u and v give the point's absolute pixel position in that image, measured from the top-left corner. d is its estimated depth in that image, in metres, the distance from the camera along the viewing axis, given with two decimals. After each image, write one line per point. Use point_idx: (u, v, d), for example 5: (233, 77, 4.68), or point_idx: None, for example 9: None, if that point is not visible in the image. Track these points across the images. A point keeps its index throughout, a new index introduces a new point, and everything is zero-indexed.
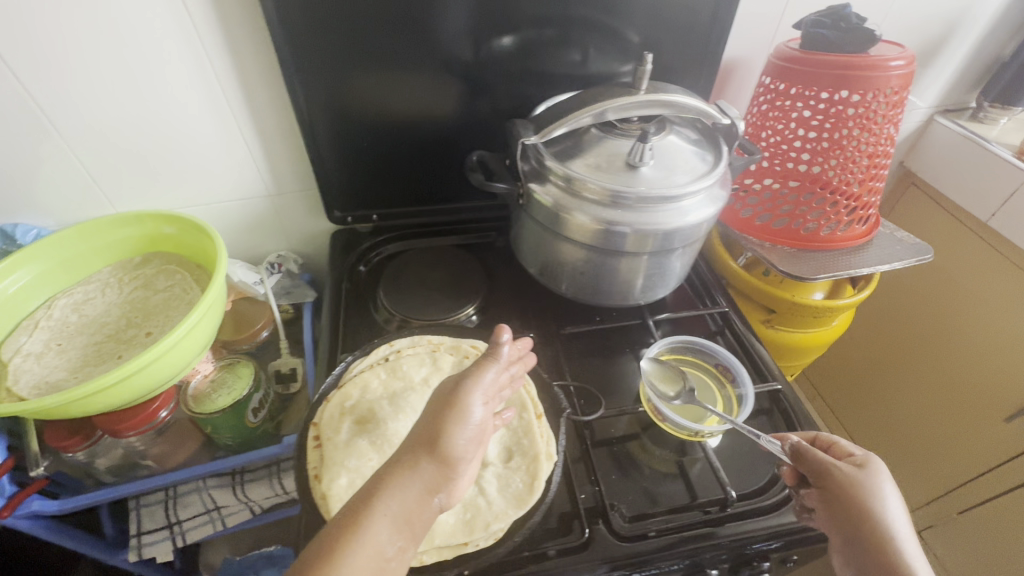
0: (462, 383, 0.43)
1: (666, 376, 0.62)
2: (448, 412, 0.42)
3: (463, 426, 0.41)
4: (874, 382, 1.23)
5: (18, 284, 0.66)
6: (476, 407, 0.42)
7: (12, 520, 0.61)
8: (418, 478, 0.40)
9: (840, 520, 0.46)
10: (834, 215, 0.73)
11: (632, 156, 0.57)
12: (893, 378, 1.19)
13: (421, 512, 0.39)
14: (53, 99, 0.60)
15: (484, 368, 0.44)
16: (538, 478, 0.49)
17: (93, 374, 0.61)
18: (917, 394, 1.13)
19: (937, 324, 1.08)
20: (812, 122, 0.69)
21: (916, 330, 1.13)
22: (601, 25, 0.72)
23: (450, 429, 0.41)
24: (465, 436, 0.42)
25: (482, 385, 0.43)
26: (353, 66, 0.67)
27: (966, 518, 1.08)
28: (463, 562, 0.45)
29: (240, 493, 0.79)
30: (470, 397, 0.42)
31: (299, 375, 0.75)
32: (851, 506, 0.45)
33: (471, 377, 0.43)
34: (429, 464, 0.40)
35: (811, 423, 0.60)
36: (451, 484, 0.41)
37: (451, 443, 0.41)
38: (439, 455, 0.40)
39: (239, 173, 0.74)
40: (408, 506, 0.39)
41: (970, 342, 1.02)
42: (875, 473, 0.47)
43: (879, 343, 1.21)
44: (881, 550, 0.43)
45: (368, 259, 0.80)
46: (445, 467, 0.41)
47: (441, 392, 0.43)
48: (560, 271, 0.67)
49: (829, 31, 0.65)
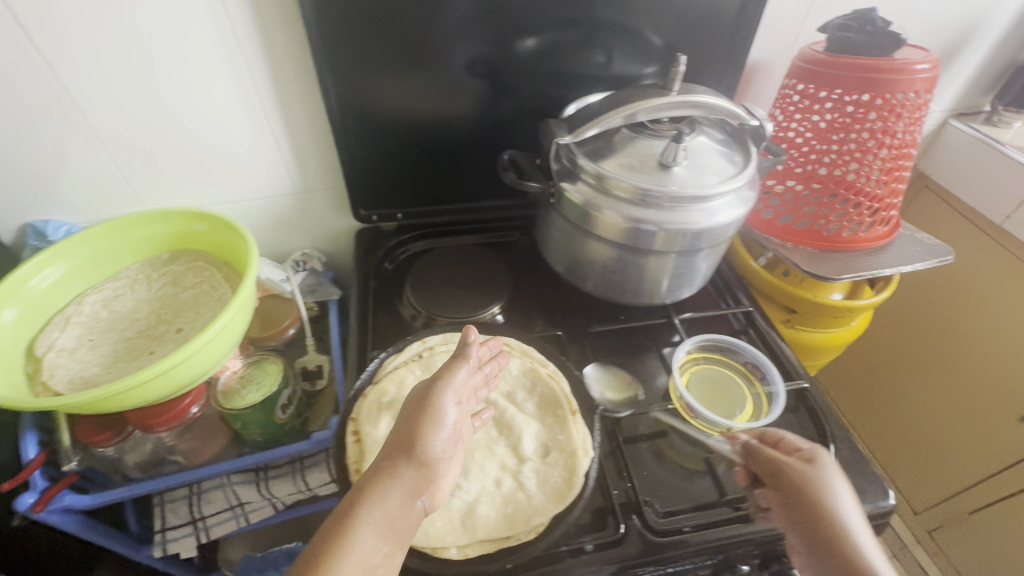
0: (434, 385, 0.47)
1: (616, 385, 0.64)
2: (422, 417, 0.46)
3: (438, 427, 0.46)
4: (882, 384, 1.25)
5: (50, 279, 0.66)
6: (448, 407, 0.47)
7: (46, 515, 0.61)
8: (400, 483, 0.43)
9: (797, 519, 0.46)
10: (857, 216, 0.73)
11: (665, 156, 0.58)
12: (902, 382, 1.20)
13: (406, 516, 0.42)
14: (90, 95, 0.61)
15: (455, 367, 0.48)
16: (576, 473, 0.50)
17: (126, 370, 0.61)
18: (927, 397, 1.15)
19: (944, 326, 1.10)
20: (837, 124, 0.69)
21: (924, 332, 1.14)
22: (626, 26, 0.72)
23: (427, 433, 0.45)
24: (441, 438, 0.46)
25: (453, 387, 0.48)
26: (383, 66, 0.68)
27: (976, 519, 1.10)
28: (506, 556, 0.45)
29: (263, 489, 0.80)
30: (442, 398, 0.47)
31: (326, 372, 0.76)
32: (805, 502, 0.46)
33: (443, 378, 0.48)
34: (408, 467, 0.44)
35: (837, 421, 0.61)
36: (433, 485, 0.45)
37: (428, 445, 0.45)
38: (416, 458, 0.44)
39: (266, 171, 0.74)
40: (391, 512, 0.42)
41: (980, 343, 1.04)
42: (823, 466, 0.48)
43: (889, 348, 1.22)
44: (841, 545, 0.43)
45: (394, 256, 0.82)
46: (424, 468, 0.45)
47: (417, 396, 0.48)
48: (588, 270, 0.68)
49: (855, 34, 0.66)
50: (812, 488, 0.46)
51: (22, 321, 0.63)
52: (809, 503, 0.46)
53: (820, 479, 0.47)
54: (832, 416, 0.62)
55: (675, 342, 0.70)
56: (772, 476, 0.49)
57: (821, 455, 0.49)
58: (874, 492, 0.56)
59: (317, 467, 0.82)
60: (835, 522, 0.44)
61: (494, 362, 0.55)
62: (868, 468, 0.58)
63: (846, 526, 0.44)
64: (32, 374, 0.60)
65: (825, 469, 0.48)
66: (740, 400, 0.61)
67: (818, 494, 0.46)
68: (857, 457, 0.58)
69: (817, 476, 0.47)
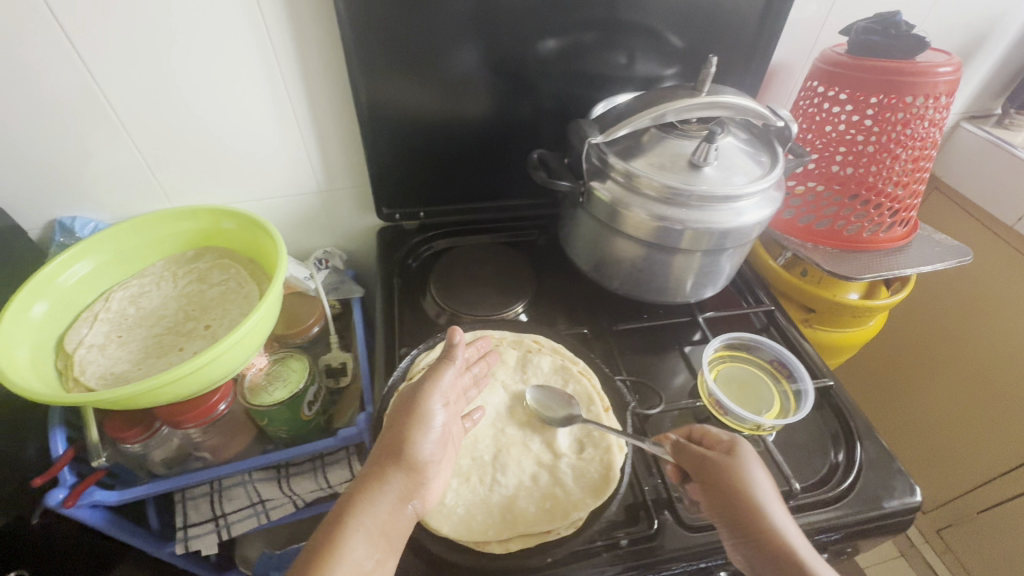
0: (421, 390, 0.50)
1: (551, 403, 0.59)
2: (412, 421, 0.48)
3: (426, 430, 0.48)
4: (887, 387, 1.26)
5: (79, 275, 0.66)
6: (436, 411, 0.50)
7: (73, 510, 0.61)
8: (390, 489, 0.45)
9: (729, 514, 0.45)
10: (877, 217, 0.74)
11: (696, 156, 0.59)
12: (911, 384, 1.20)
13: (396, 520, 0.45)
14: (121, 91, 0.61)
15: (443, 369, 0.51)
16: (612, 468, 0.53)
17: (157, 366, 0.61)
18: (937, 399, 1.15)
19: (949, 326, 1.11)
20: (860, 126, 0.70)
21: (927, 334, 1.16)
22: (649, 28, 0.73)
23: (415, 437, 0.48)
24: (429, 441, 0.48)
25: (440, 390, 0.50)
26: (408, 65, 0.68)
27: (985, 518, 1.11)
28: (547, 549, 0.47)
29: (285, 486, 0.80)
30: (430, 401, 0.49)
31: (350, 369, 0.77)
32: (734, 493, 0.46)
33: (430, 383, 0.50)
34: (397, 473, 0.46)
35: (862, 418, 0.62)
36: (423, 489, 0.47)
37: (417, 450, 0.47)
38: (406, 463, 0.46)
39: (291, 169, 0.75)
40: (382, 518, 0.44)
41: (987, 343, 1.05)
42: (744, 455, 0.48)
43: (897, 349, 1.22)
44: (774, 541, 0.43)
45: (417, 254, 0.82)
46: (413, 473, 0.47)
47: (403, 401, 0.50)
48: (614, 268, 0.68)
49: (880, 37, 0.67)
50: (740, 481, 0.46)
51: (52, 316, 0.63)
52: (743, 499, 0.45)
53: (743, 469, 0.47)
54: (857, 412, 0.63)
55: (696, 340, 0.72)
56: (700, 469, 0.48)
57: (741, 444, 0.49)
58: (901, 488, 0.56)
59: (338, 464, 0.82)
60: (761, 511, 0.44)
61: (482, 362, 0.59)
62: (894, 465, 0.58)
63: (770, 514, 0.44)
64: (63, 370, 0.60)
65: (745, 457, 0.48)
66: (767, 398, 0.63)
67: (745, 486, 0.46)
68: (883, 454, 0.59)
69: (741, 467, 0.47)
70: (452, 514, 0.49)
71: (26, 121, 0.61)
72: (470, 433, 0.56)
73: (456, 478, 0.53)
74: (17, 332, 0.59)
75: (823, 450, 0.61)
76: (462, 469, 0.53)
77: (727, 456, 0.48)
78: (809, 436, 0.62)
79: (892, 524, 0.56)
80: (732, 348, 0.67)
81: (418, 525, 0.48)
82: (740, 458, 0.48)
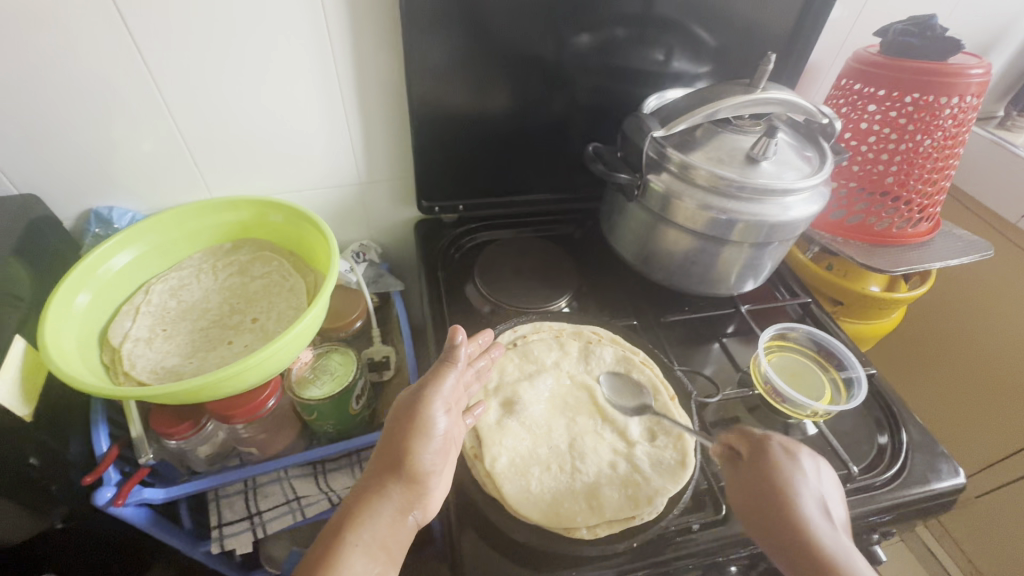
0: (420, 397, 0.49)
1: (624, 391, 0.61)
2: (411, 431, 0.47)
3: (427, 439, 0.48)
4: (896, 368, 1.22)
5: (122, 264, 0.64)
6: (437, 418, 0.49)
7: (120, 508, 0.59)
8: (389, 501, 0.46)
9: (765, 520, 0.45)
10: (907, 213, 0.77)
11: (755, 150, 0.60)
12: (906, 371, 1.20)
13: (396, 533, 0.46)
14: (170, 75, 0.60)
15: (443, 373, 0.50)
16: (688, 455, 0.54)
17: (209, 359, 0.60)
18: (932, 386, 1.15)
19: (960, 305, 1.07)
20: (895, 123, 0.73)
21: (935, 314, 1.12)
22: (689, 25, 0.74)
23: (416, 448, 0.47)
24: (431, 450, 0.48)
25: (441, 396, 0.49)
26: (451, 57, 0.68)
27: (981, 502, 1.10)
28: (634, 534, 0.49)
29: (321, 483, 0.76)
30: (431, 408, 0.48)
31: (392, 363, 0.77)
32: (773, 496, 0.46)
33: (430, 389, 0.49)
34: (396, 485, 0.46)
35: (904, 406, 0.65)
36: (424, 499, 0.48)
37: (416, 460, 0.47)
38: (404, 475, 0.47)
39: (333, 160, 0.74)
40: (381, 531, 0.45)
41: (998, 324, 1.01)
42: (777, 454, 0.48)
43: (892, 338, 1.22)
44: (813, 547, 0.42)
45: (460, 245, 0.82)
46: (413, 484, 0.47)
47: (402, 408, 0.49)
48: (665, 259, 0.69)
49: (917, 39, 0.70)
50: (779, 482, 0.47)
51: (94, 308, 0.61)
52: (775, 501, 0.46)
53: (780, 469, 0.47)
54: (898, 400, 0.65)
55: (729, 333, 0.74)
56: (740, 476, 0.49)
57: (774, 441, 0.49)
58: (947, 470, 0.59)
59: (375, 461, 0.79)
60: (797, 515, 0.44)
61: (486, 357, 0.57)
62: (937, 448, 0.61)
63: (808, 517, 0.44)
64: (110, 364, 0.58)
65: (781, 455, 0.48)
66: (819, 387, 0.66)
67: (783, 488, 0.46)
68: (927, 437, 0.62)
69: (779, 467, 0.48)
70: (537, 501, 0.50)
71: (75, 107, 0.60)
72: (541, 422, 0.57)
73: (535, 466, 0.53)
74: (64, 323, 0.56)
75: (869, 435, 0.63)
76: (539, 457, 0.54)
77: (759, 457, 0.49)
78: (855, 423, 0.64)
79: (939, 503, 0.58)
80: (784, 338, 0.70)
81: (505, 512, 0.50)
82: (778, 458, 0.48)
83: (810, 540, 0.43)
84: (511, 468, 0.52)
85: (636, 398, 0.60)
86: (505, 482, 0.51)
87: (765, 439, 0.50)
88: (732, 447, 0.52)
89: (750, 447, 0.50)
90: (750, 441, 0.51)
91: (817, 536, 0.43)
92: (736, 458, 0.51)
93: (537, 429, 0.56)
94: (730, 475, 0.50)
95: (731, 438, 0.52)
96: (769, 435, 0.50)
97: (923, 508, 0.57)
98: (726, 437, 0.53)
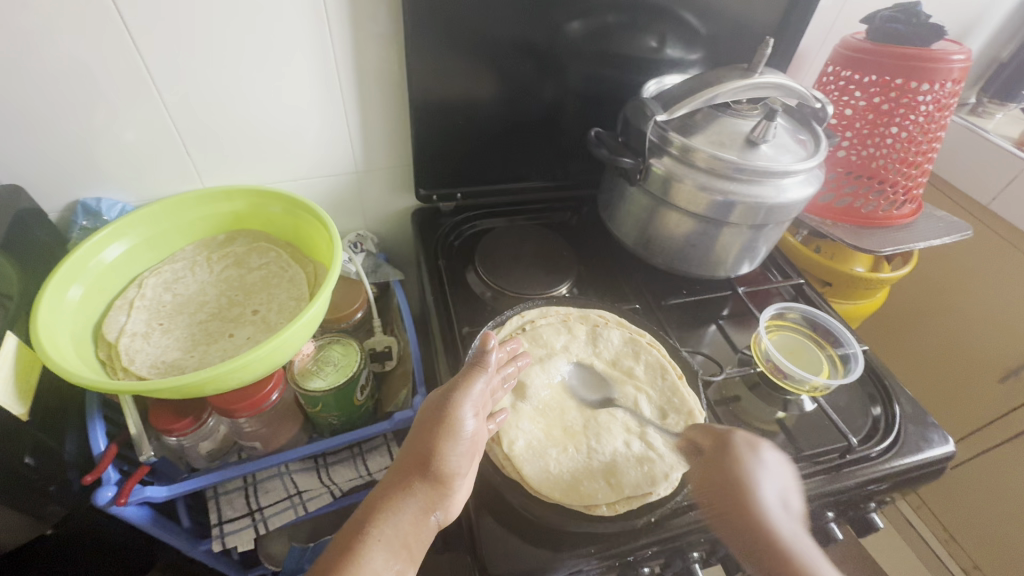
0: (451, 399, 0.48)
1: (624, 350, 0.64)
2: (441, 433, 0.47)
3: (454, 441, 0.47)
4: (885, 344, 1.26)
5: (114, 256, 0.62)
6: (467, 421, 0.48)
7: (121, 508, 0.57)
8: (412, 499, 0.46)
9: (728, 513, 0.46)
10: (892, 196, 0.80)
11: (754, 133, 0.61)
12: (896, 347, 1.23)
13: (418, 532, 0.45)
14: (161, 59, 0.58)
15: (474, 376, 0.50)
16: None
17: (210, 353, 0.58)
18: (920, 361, 1.18)
19: (944, 284, 1.11)
20: (882, 108, 0.75)
21: (922, 292, 1.15)
22: (684, 12, 0.74)
23: (443, 448, 0.47)
24: (458, 452, 0.47)
25: (471, 399, 0.49)
26: (443, 44, 0.67)
27: (959, 473, 1.14)
28: (650, 509, 0.50)
29: (324, 476, 0.73)
30: (460, 411, 0.48)
31: (395, 353, 0.77)
32: (733, 487, 0.47)
33: (460, 391, 0.49)
34: (422, 484, 0.46)
35: (895, 380, 0.67)
36: (448, 501, 0.47)
37: (443, 462, 0.47)
38: (430, 475, 0.46)
39: (326, 147, 0.73)
40: (403, 529, 0.44)
41: (980, 302, 1.05)
42: (738, 452, 0.49)
43: (883, 315, 1.25)
44: (773, 548, 0.42)
45: (461, 232, 0.83)
46: (439, 485, 0.47)
47: (432, 410, 0.49)
48: (665, 242, 0.71)
49: (902, 26, 0.72)
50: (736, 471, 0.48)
51: (87, 300, 0.59)
52: (732, 491, 0.47)
53: (742, 463, 0.48)
54: (890, 374, 0.68)
55: (725, 315, 0.76)
56: (708, 477, 0.49)
57: (737, 436, 0.50)
58: (937, 438, 0.61)
59: (379, 452, 0.77)
60: (753, 504, 0.45)
61: (514, 364, 0.58)
62: (927, 418, 0.63)
63: (765, 508, 0.45)
64: (107, 360, 0.56)
65: (743, 450, 0.49)
66: (817, 362, 0.69)
67: (741, 479, 0.47)
68: (917, 409, 0.64)
69: (742, 464, 0.48)
70: (559, 480, 0.51)
71: (61, 95, 0.57)
72: (553, 404, 0.59)
73: (553, 448, 0.54)
74: (57, 318, 0.54)
75: (863, 408, 0.65)
76: (556, 439, 0.56)
77: (722, 453, 0.50)
78: (850, 397, 0.66)
79: (931, 471, 0.60)
80: (782, 317, 0.74)
81: (523, 491, 0.51)
82: (738, 453, 0.49)
83: (770, 538, 0.42)
84: (528, 450, 0.53)
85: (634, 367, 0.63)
86: (523, 463, 0.52)
87: (728, 433, 0.51)
88: (697, 443, 0.53)
89: (714, 442, 0.51)
90: (716, 437, 0.52)
91: (777, 530, 0.43)
92: (701, 453, 0.52)
93: (551, 414, 0.58)
94: (701, 477, 0.50)
95: (699, 434, 0.53)
96: (732, 429, 0.51)
97: (917, 476, 0.60)
98: (695, 433, 0.54)
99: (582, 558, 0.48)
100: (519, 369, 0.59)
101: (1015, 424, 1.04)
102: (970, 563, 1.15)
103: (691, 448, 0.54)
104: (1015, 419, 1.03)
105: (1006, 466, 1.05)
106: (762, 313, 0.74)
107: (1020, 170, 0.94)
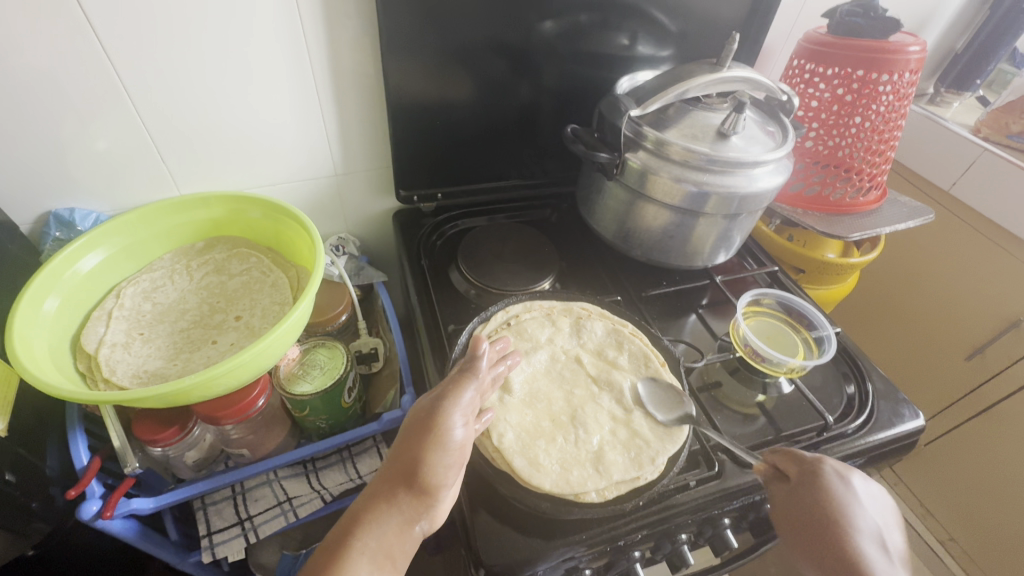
0: (440, 407, 0.48)
1: (608, 342, 0.66)
2: (427, 444, 0.46)
3: (442, 452, 0.46)
4: (859, 326, 1.29)
5: (91, 265, 0.61)
6: (455, 428, 0.47)
7: (107, 522, 0.56)
8: (396, 511, 0.45)
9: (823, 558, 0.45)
10: (858, 183, 0.83)
11: (725, 125, 0.63)
12: (869, 329, 1.27)
13: (403, 541, 0.45)
14: (133, 65, 0.57)
15: (463, 385, 0.50)
16: (683, 416, 0.58)
17: (194, 360, 0.58)
18: (895, 341, 1.22)
19: (914, 266, 1.14)
20: (845, 99, 0.78)
21: (890, 276, 1.19)
22: (654, 11, 0.75)
23: (430, 457, 0.46)
24: (445, 463, 0.46)
25: (460, 408, 0.48)
26: (418, 46, 0.67)
27: (934, 448, 1.18)
28: (640, 492, 0.52)
29: (314, 481, 0.73)
30: (450, 418, 0.48)
31: (380, 355, 0.79)
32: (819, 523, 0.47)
33: (449, 400, 0.48)
34: (406, 495, 0.45)
35: (868, 359, 0.69)
36: (432, 510, 0.46)
37: (430, 473, 0.46)
38: (415, 486, 0.45)
39: (305, 151, 0.73)
40: (388, 540, 0.44)
41: (943, 283, 1.10)
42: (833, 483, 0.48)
43: (855, 298, 1.29)
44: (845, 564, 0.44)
45: (444, 232, 0.84)
46: (423, 496, 0.46)
47: (417, 420, 0.48)
48: (643, 234, 0.72)
49: (861, 20, 0.75)
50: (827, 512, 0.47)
51: (64, 312, 0.58)
52: (820, 528, 0.46)
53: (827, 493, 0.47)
54: (863, 354, 0.70)
55: (705, 304, 0.78)
56: (787, 502, 0.49)
57: (827, 467, 0.49)
58: (909, 413, 0.63)
59: (367, 454, 0.77)
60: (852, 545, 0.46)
61: (503, 363, 0.57)
62: (899, 395, 0.66)
63: (866, 551, 0.44)
64: (87, 371, 0.55)
65: (834, 480, 0.49)
66: (792, 345, 0.72)
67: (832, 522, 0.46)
68: (889, 386, 0.67)
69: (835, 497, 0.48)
70: (549, 470, 0.53)
71: (31, 102, 0.56)
72: (541, 396, 0.61)
73: (541, 440, 0.56)
74: (34, 330, 0.53)
75: (838, 387, 0.68)
76: (544, 430, 0.57)
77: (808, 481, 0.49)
78: (824, 377, 0.69)
79: (904, 445, 0.63)
80: (758, 303, 0.76)
81: (512, 482, 0.52)
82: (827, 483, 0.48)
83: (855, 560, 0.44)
84: (517, 443, 0.54)
85: (616, 360, 0.64)
86: (513, 455, 0.53)
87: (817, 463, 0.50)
88: (782, 470, 0.52)
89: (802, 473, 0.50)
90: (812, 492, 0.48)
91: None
92: (786, 480, 0.51)
93: (538, 404, 0.60)
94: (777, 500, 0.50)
95: (780, 459, 0.52)
96: (821, 460, 0.50)
97: (892, 449, 0.62)
98: (774, 458, 0.53)
99: (572, 546, 0.49)
100: (509, 368, 0.58)
101: (986, 397, 1.07)
102: (945, 535, 1.19)
103: (774, 473, 0.52)
104: (985, 392, 1.07)
105: (976, 439, 1.10)
106: (739, 300, 0.76)
107: (977, 156, 0.99)
